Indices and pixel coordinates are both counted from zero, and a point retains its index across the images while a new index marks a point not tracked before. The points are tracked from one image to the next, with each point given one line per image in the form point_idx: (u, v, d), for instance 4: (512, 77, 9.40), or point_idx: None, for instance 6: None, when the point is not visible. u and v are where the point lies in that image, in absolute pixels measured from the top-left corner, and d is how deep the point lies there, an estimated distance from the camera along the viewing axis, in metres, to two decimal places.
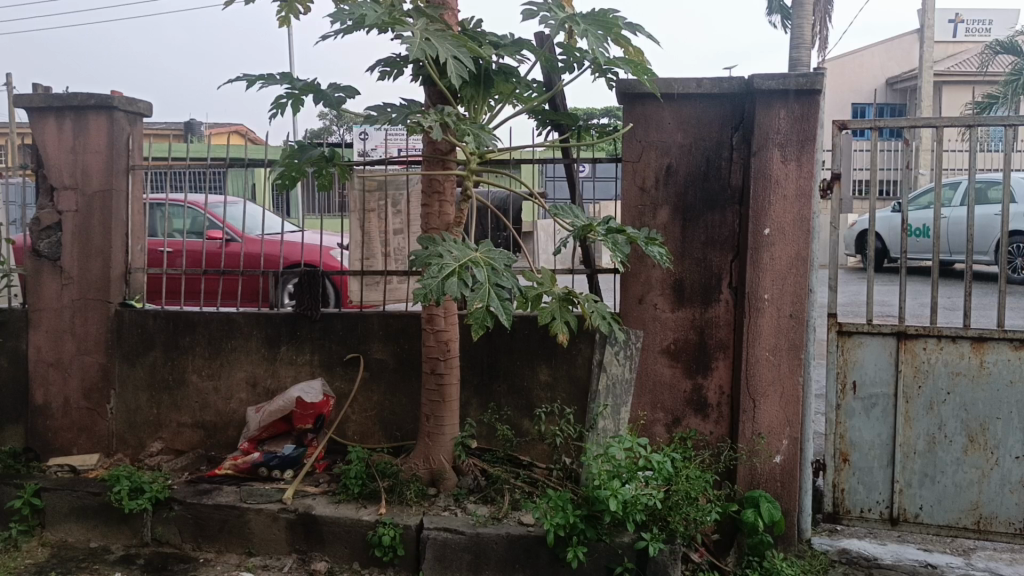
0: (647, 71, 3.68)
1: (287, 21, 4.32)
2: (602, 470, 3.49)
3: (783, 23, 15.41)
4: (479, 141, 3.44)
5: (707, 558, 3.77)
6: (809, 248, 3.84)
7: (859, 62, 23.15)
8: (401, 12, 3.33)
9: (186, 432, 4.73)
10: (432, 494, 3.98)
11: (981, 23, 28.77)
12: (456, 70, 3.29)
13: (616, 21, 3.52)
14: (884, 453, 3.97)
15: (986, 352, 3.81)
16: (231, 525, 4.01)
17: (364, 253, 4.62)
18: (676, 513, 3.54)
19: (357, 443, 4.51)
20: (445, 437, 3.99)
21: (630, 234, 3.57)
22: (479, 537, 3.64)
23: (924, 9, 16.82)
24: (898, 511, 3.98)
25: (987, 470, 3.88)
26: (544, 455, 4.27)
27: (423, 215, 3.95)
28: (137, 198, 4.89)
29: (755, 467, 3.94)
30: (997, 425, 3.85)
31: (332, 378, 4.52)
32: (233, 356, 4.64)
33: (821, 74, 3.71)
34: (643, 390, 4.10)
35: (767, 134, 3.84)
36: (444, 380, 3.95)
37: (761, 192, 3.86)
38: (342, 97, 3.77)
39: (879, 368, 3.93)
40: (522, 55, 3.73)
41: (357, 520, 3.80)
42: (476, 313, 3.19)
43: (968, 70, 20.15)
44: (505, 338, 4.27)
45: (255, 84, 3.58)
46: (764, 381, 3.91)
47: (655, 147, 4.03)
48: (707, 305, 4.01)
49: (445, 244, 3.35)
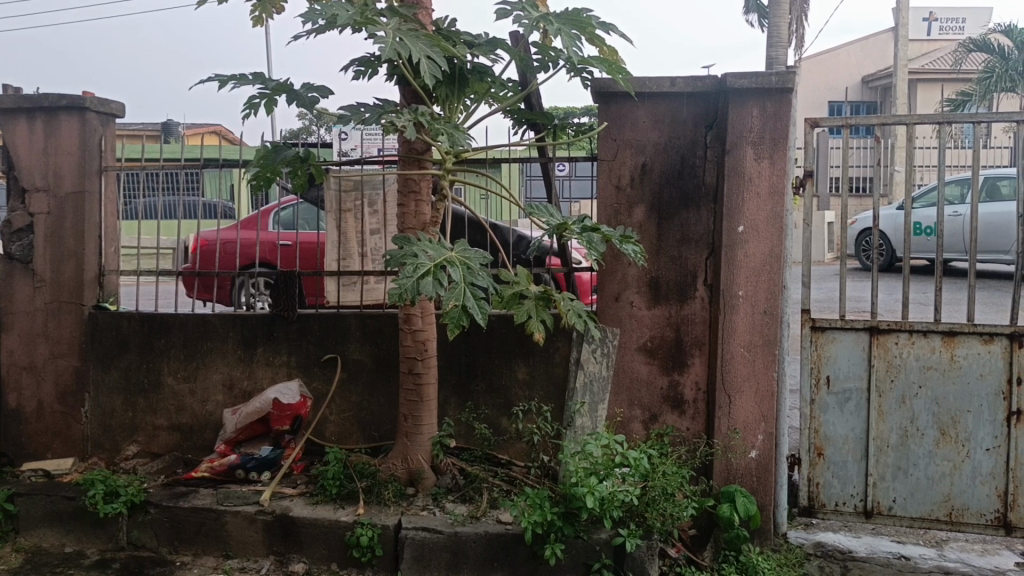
0: (621, 70, 3.70)
1: (260, 21, 4.31)
2: (579, 467, 3.52)
3: (760, 21, 15.54)
4: (453, 140, 3.45)
5: (684, 553, 3.80)
6: (783, 245, 3.87)
7: (835, 60, 23.36)
8: (374, 11, 3.32)
9: (162, 435, 4.70)
10: (410, 494, 3.97)
11: (954, 22, 29.14)
12: (429, 70, 3.28)
13: (589, 21, 3.54)
14: (857, 447, 4.02)
15: (957, 346, 3.87)
16: (207, 529, 3.99)
17: (341, 254, 4.61)
18: (653, 509, 3.57)
19: (334, 444, 4.51)
20: (423, 437, 3.98)
21: (605, 233, 3.60)
22: (457, 536, 3.64)
23: (899, 7, 16.97)
24: (872, 504, 4.03)
25: (959, 463, 3.93)
26: (522, 454, 4.29)
27: (399, 215, 3.94)
28: (110, 200, 4.85)
29: (730, 462, 3.97)
30: (967, 418, 3.90)
31: (310, 379, 4.51)
32: (210, 358, 4.61)
33: (793, 73, 3.75)
34: (620, 388, 4.12)
35: (741, 132, 3.87)
36: (421, 380, 3.94)
37: (734, 190, 3.90)
38: (315, 97, 3.76)
39: (852, 363, 3.98)
40: (496, 55, 3.74)
41: (335, 521, 3.79)
42: (451, 313, 3.19)
43: (941, 68, 20.40)
44: (482, 337, 4.28)
45: (227, 84, 3.56)
46: (738, 377, 3.94)
47: (630, 146, 4.05)
48: (682, 302, 4.04)
49: (420, 245, 3.33)
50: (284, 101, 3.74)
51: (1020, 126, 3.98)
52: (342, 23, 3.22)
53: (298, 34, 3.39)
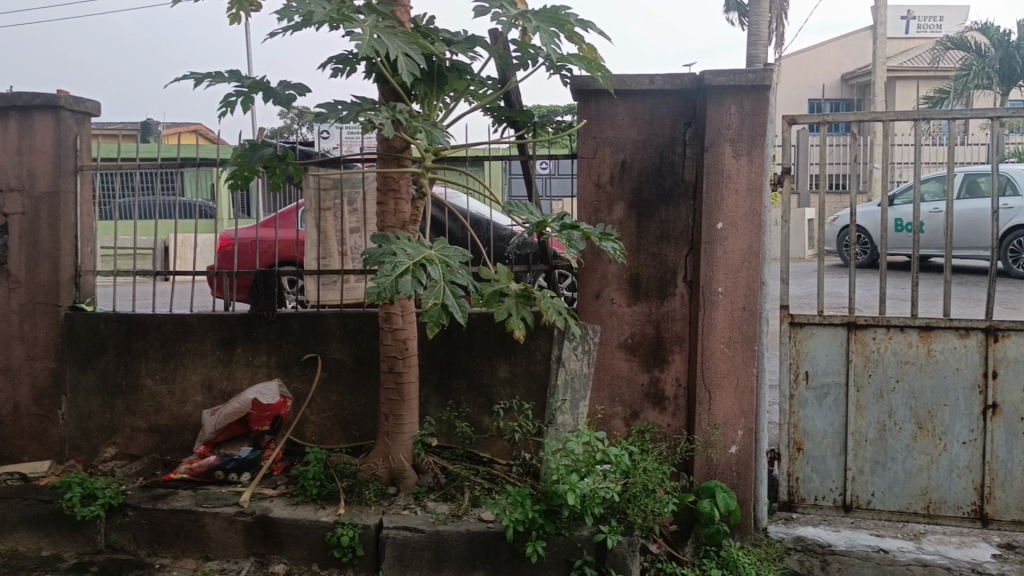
0: (600, 67, 3.70)
1: (238, 18, 4.28)
2: (560, 464, 3.52)
3: (740, 19, 15.63)
4: (431, 137, 3.44)
5: (666, 548, 3.82)
6: (761, 241, 3.89)
7: (815, 58, 23.52)
8: (351, 9, 3.30)
9: (141, 436, 4.66)
10: (392, 493, 3.96)
11: (931, 19, 29.41)
12: (407, 67, 3.27)
13: (568, 18, 3.54)
14: (836, 442, 4.05)
15: (933, 341, 3.90)
16: (187, 530, 3.96)
17: (321, 253, 4.58)
18: (634, 505, 3.59)
19: (315, 444, 4.49)
20: (404, 436, 3.96)
21: (584, 230, 3.60)
22: (439, 535, 3.63)
23: (877, 5, 17.10)
24: (851, 498, 4.06)
25: (936, 456, 3.97)
26: (504, 452, 4.29)
27: (378, 213, 3.93)
28: (87, 200, 4.80)
29: (711, 457, 3.99)
30: (944, 412, 3.93)
31: (290, 379, 4.49)
32: (188, 358, 4.58)
33: (770, 70, 3.76)
34: (601, 384, 4.13)
35: (719, 129, 3.89)
36: (402, 379, 3.93)
37: (712, 187, 3.91)
38: (291, 95, 3.74)
39: (830, 359, 4.01)
40: (474, 52, 3.73)
41: (315, 522, 3.77)
42: (430, 311, 3.18)
43: (920, 66, 20.57)
44: (463, 335, 4.28)
45: (203, 82, 3.54)
46: (718, 373, 3.96)
47: (609, 143, 4.06)
48: (662, 299, 4.05)
49: (398, 243, 3.31)
50: (261, 99, 3.71)
51: (994, 122, 4.02)
52: (318, 20, 3.20)
53: (274, 31, 3.37)
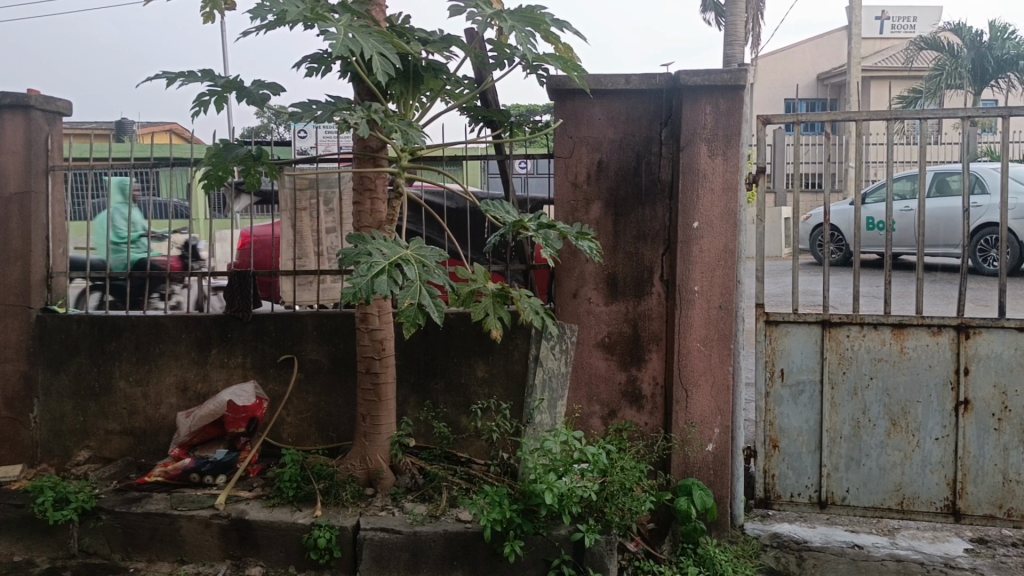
0: (576, 67, 3.70)
1: (211, 17, 4.24)
2: (537, 464, 3.51)
3: (716, 19, 15.71)
4: (407, 137, 3.43)
5: (643, 547, 3.83)
6: (736, 240, 3.91)
7: (792, 58, 23.70)
8: (325, 8, 3.28)
9: (114, 439, 4.61)
10: (369, 494, 3.94)
11: (905, 20, 29.73)
12: (382, 66, 3.25)
13: (543, 17, 3.53)
14: (811, 438, 4.08)
15: (906, 338, 3.94)
16: (161, 534, 3.92)
17: (297, 253, 4.55)
18: (611, 504, 3.60)
19: (291, 445, 4.46)
20: (381, 437, 3.94)
21: (561, 229, 3.61)
22: (416, 536, 3.62)
23: (852, 6, 17.26)
24: (826, 495, 4.09)
25: (909, 452, 4.00)
26: (482, 452, 4.29)
27: (355, 213, 3.91)
28: (59, 200, 4.74)
29: (687, 455, 4.01)
30: (917, 409, 3.97)
31: (266, 380, 4.46)
32: (163, 360, 4.53)
33: (744, 70, 3.78)
34: (579, 383, 4.14)
35: (695, 128, 3.91)
36: (379, 379, 3.91)
37: (688, 186, 3.93)
38: (266, 94, 3.70)
39: (805, 356, 4.04)
40: (450, 52, 3.72)
41: (292, 524, 3.75)
42: (407, 311, 3.17)
43: (894, 66, 20.78)
44: (440, 335, 4.27)
45: (175, 82, 3.50)
46: (695, 372, 3.97)
47: (586, 143, 4.07)
48: (639, 298, 4.06)
49: (374, 243, 3.29)
50: (235, 98, 3.69)
51: (965, 122, 4.07)
52: (292, 19, 3.17)
53: (247, 30, 3.34)
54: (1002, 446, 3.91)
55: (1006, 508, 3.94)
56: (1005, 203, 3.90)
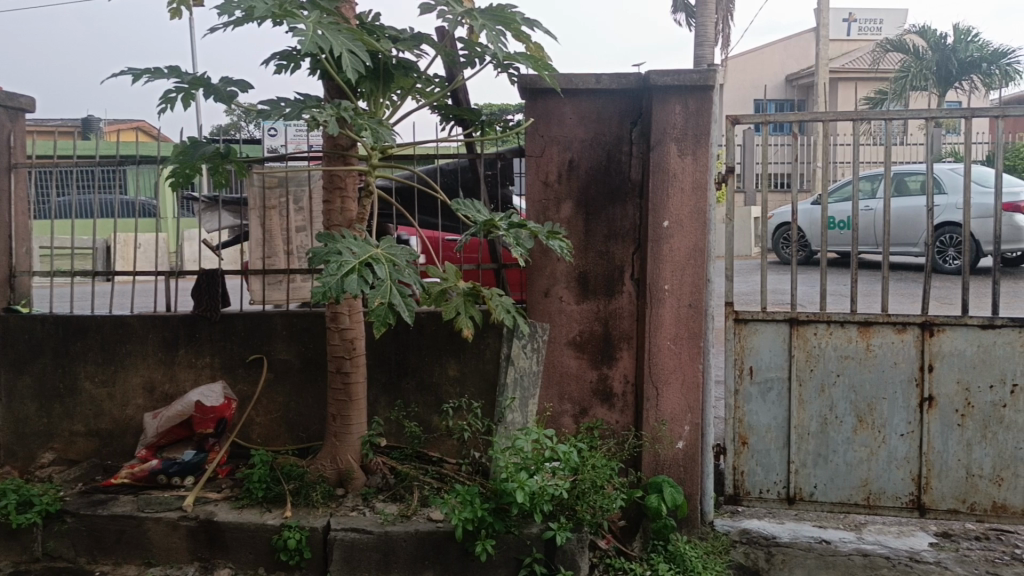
0: (547, 66, 3.70)
1: (178, 13, 4.19)
2: (509, 462, 3.51)
3: (686, 20, 15.83)
4: (377, 135, 3.41)
5: (614, 544, 3.85)
6: (706, 239, 3.94)
7: (761, 59, 23.94)
8: (294, 4, 3.25)
9: (80, 441, 4.54)
10: (339, 495, 3.92)
11: (871, 23, 30.16)
12: (352, 64, 3.23)
13: (514, 16, 3.53)
14: (780, 435, 4.13)
15: (872, 336, 4.00)
16: (128, 536, 3.87)
17: (266, 252, 4.51)
18: (583, 502, 3.62)
19: (261, 446, 4.43)
20: (352, 437, 3.92)
21: (532, 228, 3.62)
22: (387, 535, 3.61)
23: (819, 8, 17.48)
24: (794, 491, 4.14)
25: (875, 448, 4.06)
26: (453, 451, 4.28)
27: (325, 212, 3.88)
28: (21, 199, 4.66)
29: (658, 453, 4.03)
30: (883, 405, 4.03)
31: (235, 380, 4.42)
32: (129, 361, 4.47)
33: (713, 70, 3.81)
34: (550, 382, 4.15)
35: (664, 128, 3.93)
36: (350, 379, 3.89)
37: (657, 185, 3.95)
38: (233, 91, 3.66)
39: (773, 355, 4.08)
40: (421, 50, 3.71)
41: (261, 525, 3.72)
42: (377, 310, 3.16)
43: (861, 67, 21.09)
44: (411, 334, 4.26)
45: (141, 78, 3.46)
46: (665, 370, 4.00)
47: (557, 142, 4.08)
48: (610, 297, 4.08)
49: (344, 242, 3.27)
50: (202, 95, 3.64)
51: (929, 122, 4.13)
52: (260, 15, 3.14)
53: (214, 27, 3.30)
54: (965, 442, 3.98)
55: (969, 502, 4.01)
56: (967, 202, 3.97)
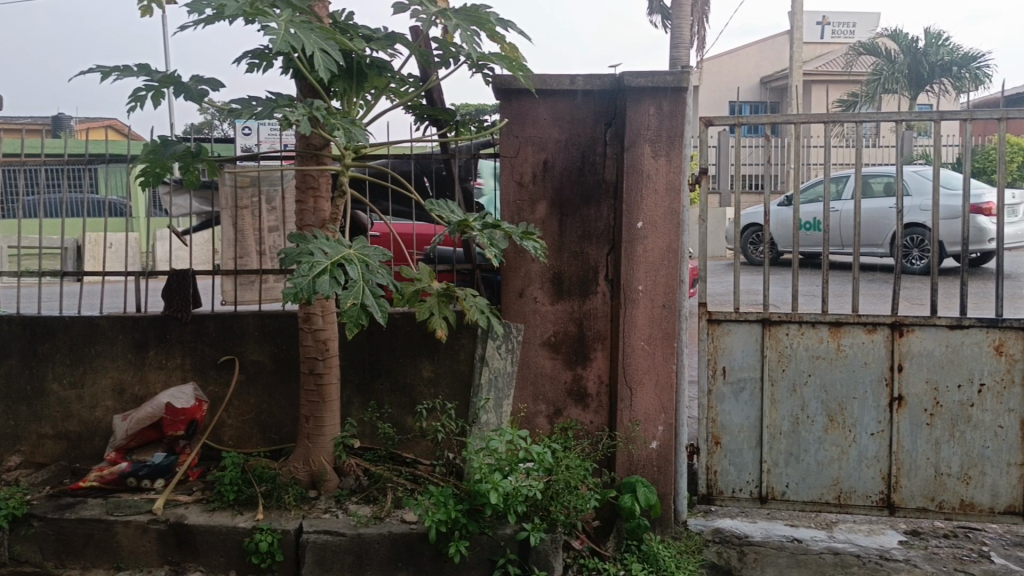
0: (521, 67, 3.70)
1: (149, 10, 4.15)
2: (482, 463, 3.50)
3: (661, 22, 15.90)
4: (350, 135, 3.39)
5: (588, 544, 3.85)
6: (679, 240, 3.96)
7: (736, 60, 24.12)
8: (266, 3, 3.22)
9: (48, 443, 4.47)
10: (312, 497, 3.89)
11: (845, 26, 30.49)
12: (324, 63, 3.21)
13: (488, 17, 3.52)
14: (752, 434, 4.16)
15: (843, 336, 4.04)
16: (96, 540, 3.81)
17: (238, 252, 4.47)
18: (557, 502, 3.62)
19: (232, 448, 4.40)
20: (325, 438, 3.89)
21: (506, 229, 3.62)
22: (360, 537, 3.59)
23: (793, 11, 17.63)
24: (766, 490, 4.17)
25: (846, 447, 4.10)
26: (427, 452, 4.27)
27: (298, 212, 3.85)
28: None
29: (632, 453, 4.04)
30: (854, 405, 4.07)
31: (206, 382, 4.37)
32: (98, 362, 4.41)
33: (686, 72, 3.83)
34: (524, 383, 4.15)
35: (638, 129, 3.94)
36: (322, 380, 3.86)
37: (631, 186, 3.96)
38: (204, 90, 3.63)
39: (746, 354, 4.11)
40: (395, 49, 3.69)
41: (232, 528, 3.68)
42: (350, 311, 3.13)
43: (834, 70, 21.31)
44: (385, 335, 4.24)
45: (109, 76, 3.41)
46: (638, 370, 4.01)
47: (531, 143, 4.08)
48: (585, 297, 4.09)
49: (316, 243, 3.25)
50: (172, 93, 3.60)
51: (899, 125, 4.17)
52: (231, 13, 3.12)
53: (184, 24, 3.26)
54: (934, 440, 4.03)
55: (937, 501, 4.06)
56: (936, 204, 4.03)
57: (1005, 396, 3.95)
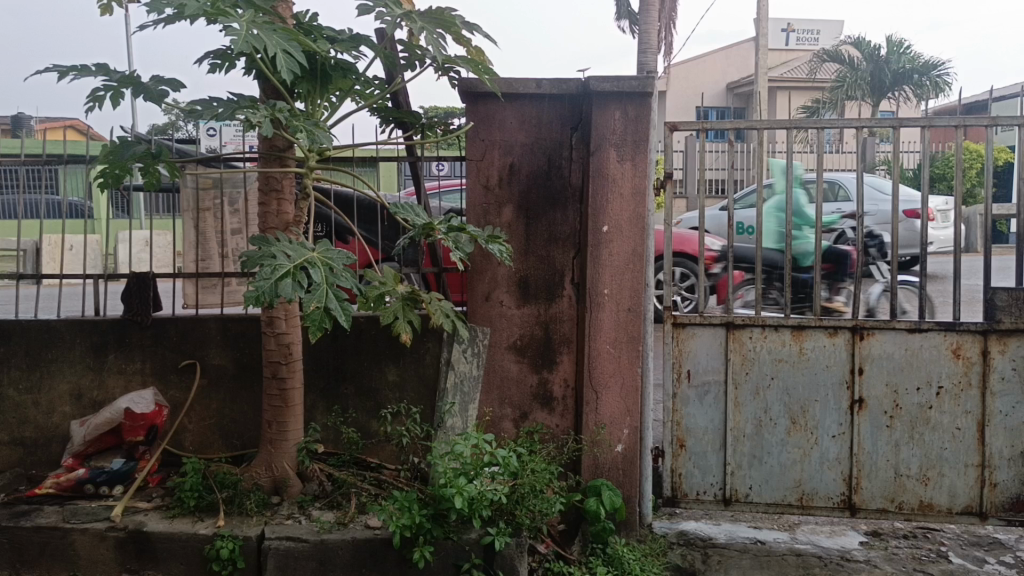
0: (487, 70, 3.69)
1: (109, 9, 4.08)
2: (448, 468, 3.47)
3: (629, 26, 15.98)
4: (313, 138, 3.35)
5: (553, 548, 3.85)
6: (644, 245, 3.97)
7: (702, 66, 24.34)
8: (228, 3, 3.18)
9: (3, 450, 4.37)
10: (275, 503, 3.84)
11: (809, 33, 30.96)
12: (287, 64, 3.17)
13: (453, 20, 3.52)
14: (716, 437, 4.19)
15: (805, 340, 4.08)
16: (52, 549, 3.73)
17: (199, 254, 4.41)
18: (522, 507, 3.60)
19: (193, 454, 4.34)
20: (288, 443, 3.85)
21: (471, 233, 3.61)
22: (323, 544, 3.56)
23: (758, 18, 17.84)
24: (730, 492, 4.21)
25: (808, 449, 4.14)
26: (392, 457, 4.24)
27: (261, 215, 3.80)
28: None
29: (597, 457, 4.05)
30: (816, 408, 4.12)
31: (166, 387, 4.30)
32: (55, 366, 4.32)
33: (651, 77, 3.85)
34: (490, 387, 4.14)
35: (604, 134, 3.96)
36: (286, 385, 3.82)
37: (597, 190, 3.97)
38: (165, 90, 3.57)
39: (710, 358, 4.14)
40: (359, 51, 3.66)
41: (193, 535, 3.62)
42: (312, 314, 3.10)
43: (798, 77, 21.60)
44: (350, 339, 4.20)
45: (67, 75, 3.35)
46: (604, 373, 4.02)
47: (497, 147, 4.07)
48: (550, 301, 4.09)
49: (279, 245, 3.21)
50: (132, 94, 3.54)
51: (860, 131, 4.22)
52: (191, 13, 3.08)
53: (144, 24, 3.21)
54: (894, 442, 4.09)
55: (897, 502, 4.12)
56: (895, 209, 4.09)
57: (963, 398, 4.02)
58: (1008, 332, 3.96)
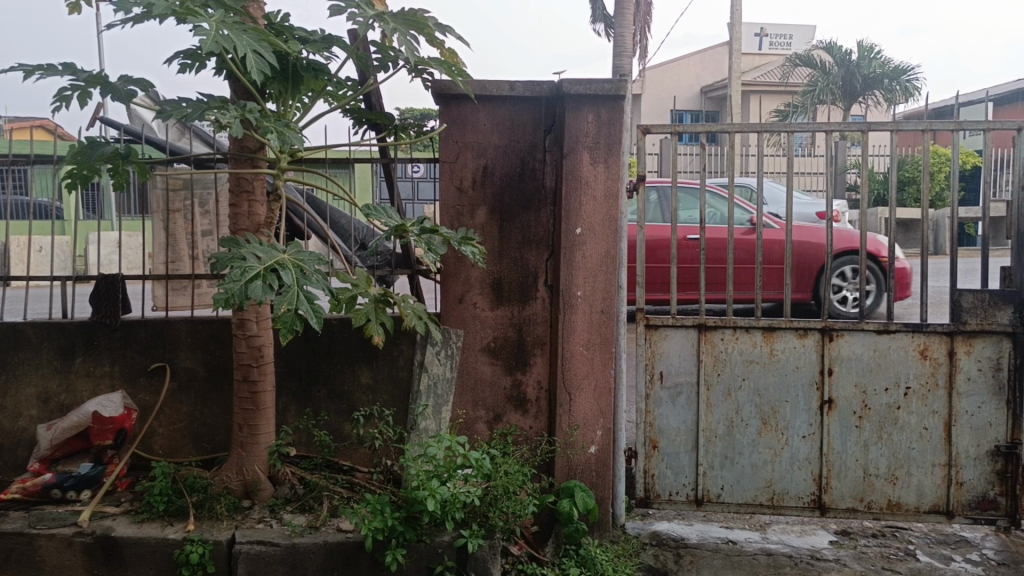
0: (460, 72, 3.69)
1: (78, 8, 4.04)
2: (421, 470, 3.45)
3: (603, 29, 16.05)
4: (284, 139, 3.33)
5: (526, 550, 3.86)
6: (617, 247, 3.99)
7: (677, 69, 24.49)
8: (197, 3, 3.15)
9: None
10: (246, 507, 3.81)
11: (781, 37, 31.30)
12: (257, 65, 3.15)
13: (425, 21, 3.51)
14: (689, 438, 4.21)
15: (776, 341, 4.12)
16: (18, 554, 3.68)
17: (170, 256, 4.36)
18: (495, 509, 3.59)
19: (163, 457, 4.29)
20: (259, 446, 3.82)
21: (444, 234, 3.60)
22: (294, 547, 3.53)
23: (731, 22, 17.98)
24: (702, 492, 4.23)
25: (779, 449, 4.18)
26: (365, 459, 4.22)
27: (231, 216, 3.77)
28: None
29: (570, 458, 4.05)
30: (786, 408, 4.16)
31: (135, 390, 4.25)
32: (22, 369, 4.25)
33: (623, 80, 3.87)
34: (463, 390, 4.13)
35: (577, 136, 3.97)
36: (257, 387, 3.79)
37: (570, 192, 3.98)
38: (133, 90, 3.53)
39: (683, 359, 4.17)
40: (331, 52, 3.64)
41: (162, 539, 3.58)
42: (283, 317, 3.07)
43: (770, 81, 21.82)
44: (323, 340, 4.18)
45: (32, 75, 3.30)
46: (578, 375, 4.03)
47: (471, 148, 4.07)
48: (524, 303, 4.10)
49: (249, 247, 3.19)
50: (99, 94, 3.50)
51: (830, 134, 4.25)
52: (160, 12, 3.05)
53: (111, 23, 3.18)
54: (862, 442, 4.14)
55: (866, 501, 4.17)
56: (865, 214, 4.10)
57: (930, 398, 4.08)
58: (974, 333, 4.02)
